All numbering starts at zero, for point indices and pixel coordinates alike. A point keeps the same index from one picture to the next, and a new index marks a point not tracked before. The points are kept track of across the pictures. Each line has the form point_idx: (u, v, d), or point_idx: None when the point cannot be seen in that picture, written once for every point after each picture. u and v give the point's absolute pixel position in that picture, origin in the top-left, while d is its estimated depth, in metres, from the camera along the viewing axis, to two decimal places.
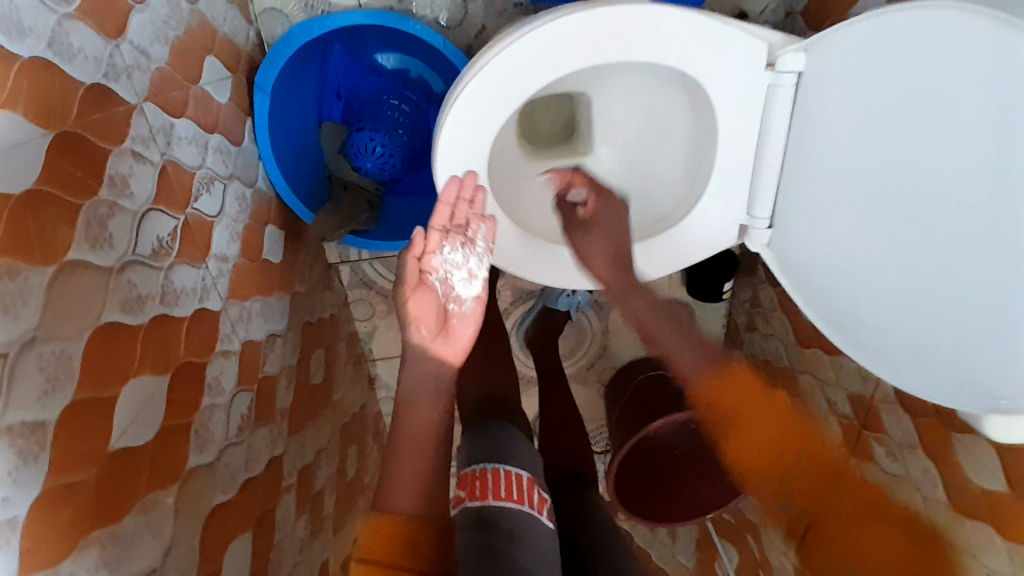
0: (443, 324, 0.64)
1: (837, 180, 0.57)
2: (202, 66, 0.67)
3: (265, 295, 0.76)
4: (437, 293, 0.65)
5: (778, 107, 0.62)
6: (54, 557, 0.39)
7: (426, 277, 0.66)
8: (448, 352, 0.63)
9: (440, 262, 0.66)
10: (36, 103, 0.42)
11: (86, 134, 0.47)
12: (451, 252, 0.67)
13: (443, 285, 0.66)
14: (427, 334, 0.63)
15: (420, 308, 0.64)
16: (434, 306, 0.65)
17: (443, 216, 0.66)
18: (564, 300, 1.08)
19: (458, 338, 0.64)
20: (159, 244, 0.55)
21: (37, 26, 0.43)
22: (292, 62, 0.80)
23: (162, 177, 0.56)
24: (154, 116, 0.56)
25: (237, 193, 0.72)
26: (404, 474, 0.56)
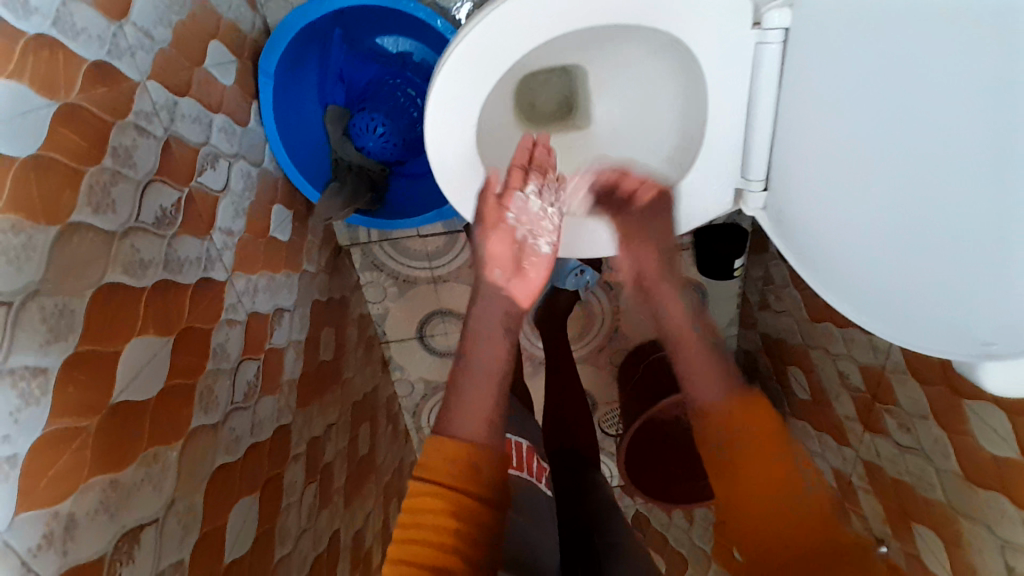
0: (521, 265, 0.65)
1: (826, 138, 0.56)
2: (207, 49, 0.70)
3: (272, 271, 0.79)
4: (514, 230, 0.66)
5: (766, 65, 0.61)
6: (54, 496, 0.42)
7: (505, 215, 0.67)
8: (521, 292, 0.65)
9: (520, 200, 0.67)
10: (40, 74, 0.45)
11: (90, 106, 0.50)
12: (531, 193, 0.69)
13: (522, 223, 0.67)
14: (501, 272, 0.64)
15: (496, 244, 0.65)
16: (511, 242, 0.66)
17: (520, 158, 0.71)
18: (571, 280, 1.06)
19: (533, 280, 0.65)
20: (162, 214, 0.58)
21: (42, 5, 0.46)
22: (295, 45, 0.82)
23: (165, 151, 0.59)
24: (157, 93, 0.59)
25: (242, 172, 0.75)
26: (473, 398, 0.54)
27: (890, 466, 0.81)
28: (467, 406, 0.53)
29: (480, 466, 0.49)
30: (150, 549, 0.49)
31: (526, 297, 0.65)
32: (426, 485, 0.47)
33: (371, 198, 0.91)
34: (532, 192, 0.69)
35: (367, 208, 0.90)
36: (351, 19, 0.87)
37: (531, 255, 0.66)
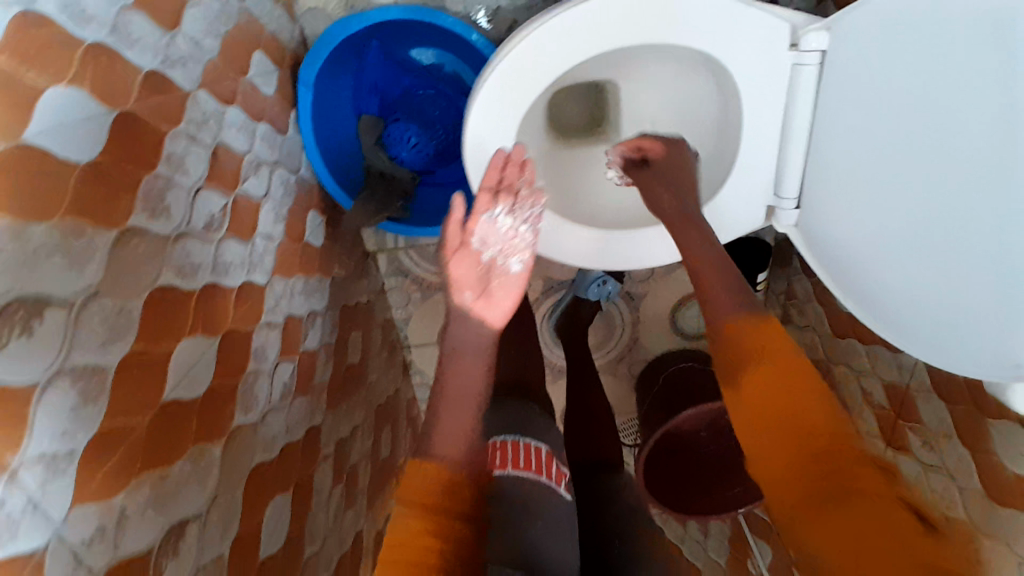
0: (487, 287, 0.61)
1: (849, 157, 0.59)
2: (251, 60, 0.72)
3: (307, 276, 0.81)
4: (480, 256, 0.61)
5: (803, 85, 0.62)
6: (109, 489, 0.43)
7: (468, 237, 0.61)
8: (490, 314, 0.61)
9: (487, 222, 0.62)
10: (100, 84, 0.47)
11: (145, 115, 0.52)
12: (500, 215, 0.63)
13: (489, 247, 0.61)
14: (467, 298, 0.60)
15: (459, 273, 0.61)
16: (476, 270, 0.61)
17: (490, 180, 0.65)
18: (593, 289, 1.09)
19: (500, 301, 0.60)
20: (211, 220, 0.60)
21: (98, 15, 0.48)
22: (332, 56, 0.84)
23: (213, 159, 0.61)
24: (206, 103, 0.61)
25: (281, 179, 0.77)
26: (456, 414, 0.55)
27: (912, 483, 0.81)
28: (448, 427, 0.54)
29: (461, 489, 0.52)
30: (193, 543, 0.51)
31: (498, 317, 0.61)
32: (405, 506, 0.50)
33: (401, 206, 0.93)
34: (501, 212, 0.63)
35: (398, 216, 0.92)
36: (386, 32, 0.90)
37: (500, 275, 0.61)
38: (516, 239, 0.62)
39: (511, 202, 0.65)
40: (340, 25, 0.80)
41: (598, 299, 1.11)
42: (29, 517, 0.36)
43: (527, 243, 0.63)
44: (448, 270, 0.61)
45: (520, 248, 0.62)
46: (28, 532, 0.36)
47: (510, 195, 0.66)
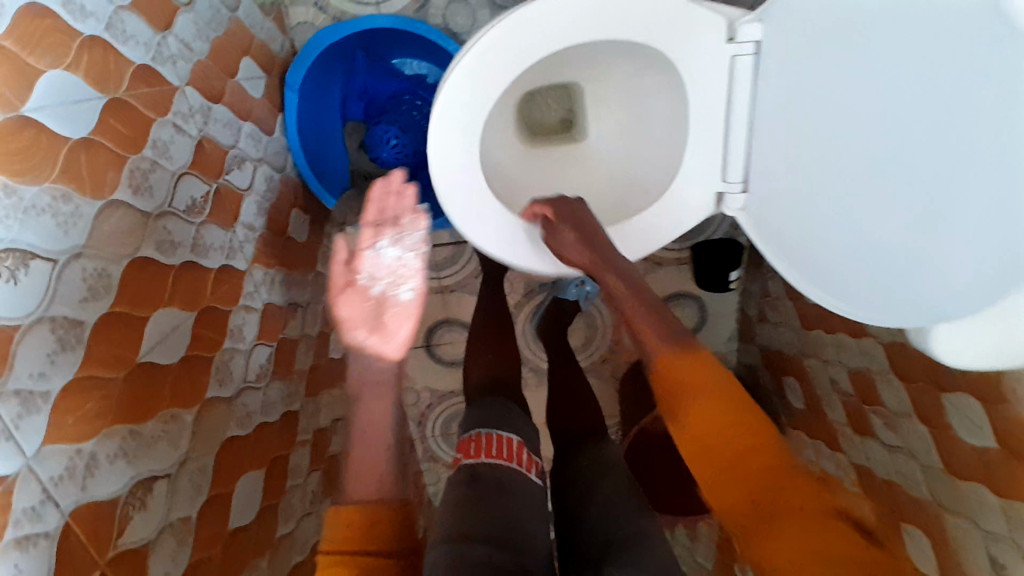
0: (377, 322, 0.67)
1: (784, 137, 0.64)
2: (239, 65, 0.78)
3: (288, 268, 0.85)
4: (366, 292, 0.69)
5: (740, 76, 0.67)
6: (81, 434, 0.46)
7: (354, 278, 0.70)
8: (386, 348, 0.67)
9: (370, 256, 0.74)
10: (93, 71, 0.52)
11: (135, 103, 0.57)
12: (382, 246, 0.76)
13: (373, 284, 0.70)
14: (361, 330, 0.67)
15: (347, 307, 0.68)
16: (362, 307, 0.68)
17: (371, 213, 0.82)
18: (573, 290, 1.12)
19: (394, 334, 0.67)
20: (193, 203, 0.64)
21: (96, 11, 0.53)
22: (317, 64, 0.91)
23: (198, 149, 0.66)
24: (194, 98, 0.67)
25: (265, 176, 0.82)
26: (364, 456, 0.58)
27: (879, 468, 0.82)
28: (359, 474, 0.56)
29: (382, 526, 0.53)
30: (162, 500, 0.54)
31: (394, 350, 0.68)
32: (330, 557, 0.51)
33: None
34: (383, 244, 0.76)
35: None
36: (370, 43, 0.96)
37: (392, 307, 0.69)
38: (400, 270, 0.75)
39: (393, 232, 0.81)
40: (322, 33, 0.86)
41: (578, 299, 1.15)
42: (5, 444, 0.40)
43: (411, 273, 0.76)
44: (338, 306, 0.69)
45: (407, 279, 0.75)
46: (1, 460, 0.40)
47: (393, 226, 0.81)
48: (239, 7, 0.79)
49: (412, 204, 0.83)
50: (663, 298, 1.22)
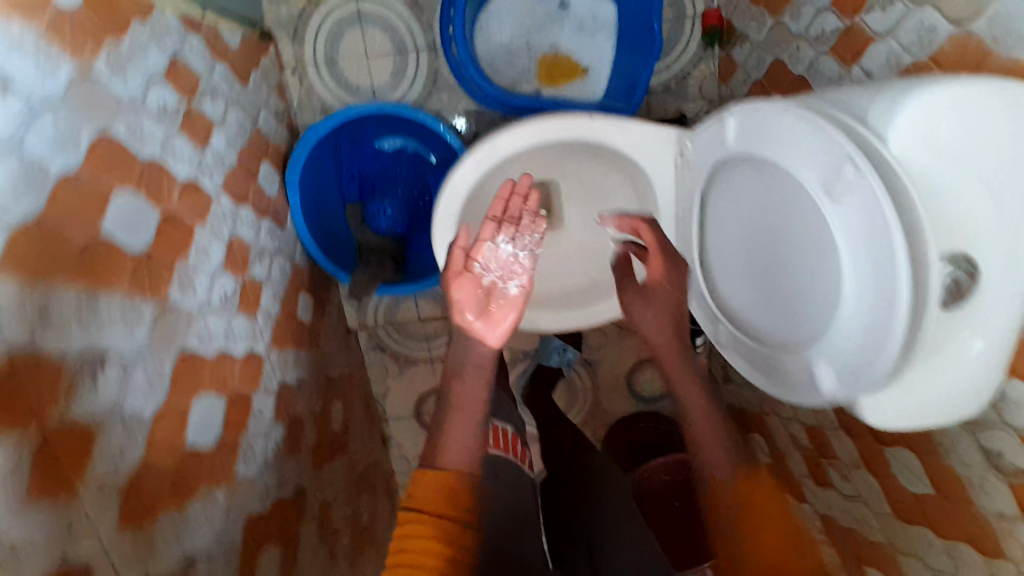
0: (486, 305, 0.74)
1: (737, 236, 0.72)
2: (258, 168, 0.87)
3: (297, 349, 0.91)
4: (478, 281, 0.75)
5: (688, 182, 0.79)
6: (141, 518, 0.51)
7: (470, 263, 0.77)
8: (490, 337, 0.72)
9: (488, 248, 0.79)
10: (153, 189, 0.60)
11: (182, 214, 0.64)
12: (500, 241, 0.81)
13: (485, 274, 0.76)
14: (470, 318, 0.73)
15: (461, 296, 0.74)
16: (475, 295, 0.74)
17: (497, 210, 0.86)
18: (554, 355, 1.23)
19: (499, 323, 0.72)
20: (226, 298, 0.71)
21: (154, 137, 0.61)
22: (312, 158, 0.96)
23: (228, 248, 0.74)
24: (226, 204, 0.75)
25: (279, 266, 0.89)
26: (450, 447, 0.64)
27: (841, 515, 0.91)
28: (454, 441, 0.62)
29: (462, 495, 0.58)
30: None
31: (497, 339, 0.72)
32: (411, 512, 0.55)
33: (394, 268, 1.02)
34: (502, 241, 0.81)
35: (393, 278, 1.01)
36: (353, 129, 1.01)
37: (499, 298, 0.75)
38: (513, 266, 0.79)
39: (510, 231, 0.83)
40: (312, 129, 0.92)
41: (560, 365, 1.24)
42: (86, 533, 0.45)
43: (523, 269, 0.80)
44: (452, 294, 0.74)
45: (516, 274, 0.78)
46: (83, 548, 0.44)
47: (511, 224, 0.85)
48: (258, 117, 0.89)
49: (535, 208, 0.87)
50: (637, 361, 1.32)
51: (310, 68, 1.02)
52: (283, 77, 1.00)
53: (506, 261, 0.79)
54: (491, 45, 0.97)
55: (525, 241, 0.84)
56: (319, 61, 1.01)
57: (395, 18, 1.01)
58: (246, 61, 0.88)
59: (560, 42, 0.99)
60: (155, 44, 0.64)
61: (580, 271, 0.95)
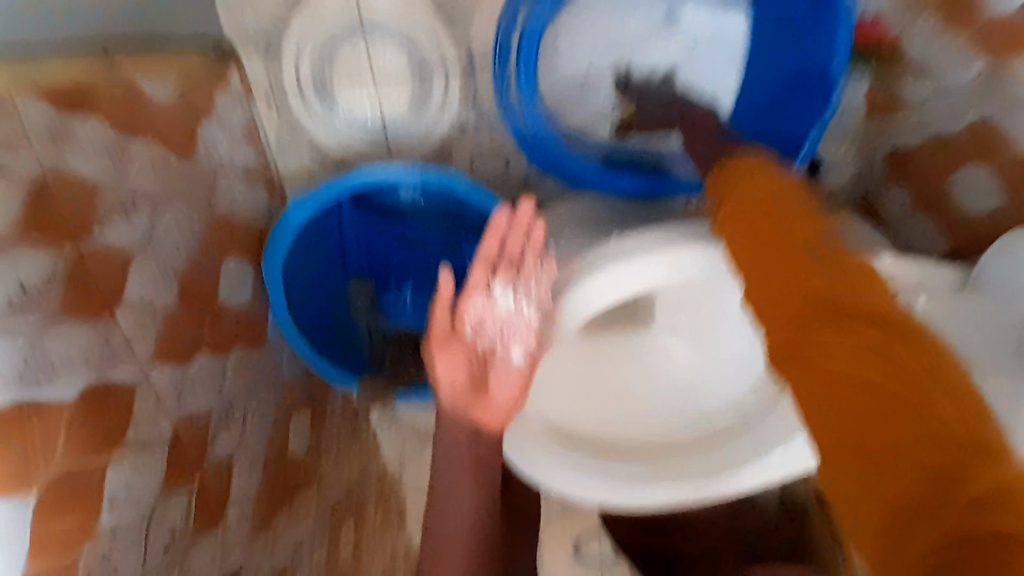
0: (478, 386, 0.54)
1: None
2: (219, 278, 0.60)
3: (290, 506, 0.68)
4: (471, 347, 0.54)
5: None
6: None
7: (458, 323, 0.54)
8: (490, 418, 0.54)
9: (479, 305, 0.54)
10: (14, 469, 0.35)
11: (82, 461, 0.40)
12: (498, 293, 0.55)
13: (478, 335, 0.54)
14: (461, 397, 0.53)
15: (449, 365, 0.53)
16: (467, 361, 0.54)
17: (489, 247, 0.56)
18: None
19: (496, 403, 0.54)
20: (173, 536, 0.48)
21: (3, 366, 0.35)
22: (303, 236, 0.69)
23: (174, 448, 0.49)
24: (165, 379, 0.49)
25: (260, 406, 0.64)
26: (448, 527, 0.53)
27: None
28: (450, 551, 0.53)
29: None
30: None
31: (497, 420, 0.54)
32: None
33: (417, 369, 0.75)
34: (499, 291, 0.55)
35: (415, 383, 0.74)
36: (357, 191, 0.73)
37: (497, 368, 0.54)
38: (515, 325, 0.55)
39: (512, 277, 0.56)
40: (298, 207, 0.64)
41: None
42: None
43: (528, 328, 0.56)
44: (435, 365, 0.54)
45: (523, 332, 0.56)
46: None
47: (512, 269, 0.56)
48: (214, 197, 0.60)
49: (541, 247, 0.57)
50: None
51: (292, 94, 0.71)
52: (254, 107, 0.70)
53: (502, 319, 0.55)
54: (569, 77, 0.71)
55: (536, 291, 0.57)
56: (304, 84, 0.70)
57: (415, 21, 0.68)
58: (194, 111, 0.59)
59: (665, 75, 0.71)
60: (1, 178, 0.36)
61: (668, 407, 0.70)
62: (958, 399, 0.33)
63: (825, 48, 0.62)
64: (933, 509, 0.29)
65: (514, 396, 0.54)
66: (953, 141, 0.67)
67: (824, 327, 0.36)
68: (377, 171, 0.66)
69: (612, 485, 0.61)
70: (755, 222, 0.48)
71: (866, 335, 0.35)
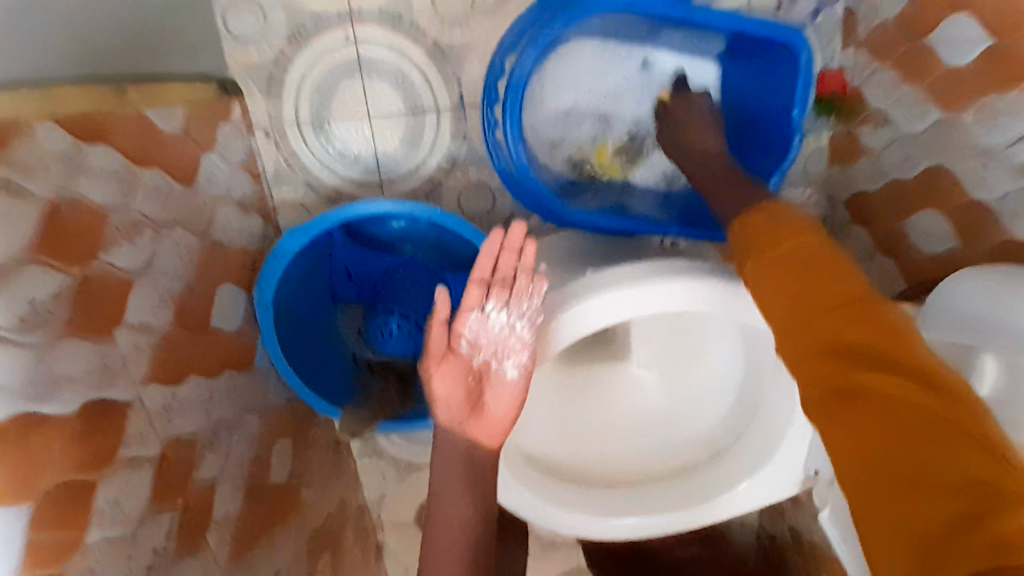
0: (478, 402, 0.57)
1: None
2: (213, 301, 0.61)
3: (271, 531, 0.68)
4: (465, 361, 0.58)
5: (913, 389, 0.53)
6: None
7: (454, 344, 0.58)
8: (483, 434, 0.57)
9: (473, 323, 0.58)
10: (9, 480, 0.36)
11: (72, 477, 0.41)
12: (492, 310, 0.58)
13: (472, 351, 0.58)
14: (456, 413, 0.57)
15: (443, 383, 0.57)
16: (462, 379, 0.58)
17: (482, 268, 0.59)
18: None
19: (492, 416, 0.57)
20: (158, 554, 0.48)
21: (10, 380, 0.36)
22: (295, 264, 0.71)
23: (161, 469, 0.50)
24: (156, 399, 0.50)
25: (246, 429, 0.65)
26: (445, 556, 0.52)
27: None
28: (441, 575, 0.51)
29: None
30: None
31: (492, 437, 0.57)
32: None
33: (400, 398, 0.77)
34: (493, 309, 0.58)
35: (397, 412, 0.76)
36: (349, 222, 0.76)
37: (494, 382, 0.58)
38: (510, 341, 0.58)
39: (505, 297, 0.58)
40: (292, 236, 0.67)
41: None
42: None
43: (523, 343, 0.57)
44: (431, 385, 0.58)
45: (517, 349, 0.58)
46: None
47: (504, 288, 0.59)
48: (211, 224, 0.62)
49: (531, 265, 0.58)
50: None
51: (292, 128, 0.74)
52: (253, 140, 0.73)
53: (497, 334, 0.58)
54: (551, 117, 0.75)
55: (528, 310, 0.58)
56: (302, 120, 0.74)
57: (409, 65, 0.73)
58: (196, 142, 0.61)
59: (629, 117, 0.77)
60: (21, 200, 0.39)
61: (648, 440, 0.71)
62: (946, 391, 0.38)
63: (786, 95, 0.68)
64: (954, 536, 0.31)
65: (508, 417, 0.58)
66: (913, 187, 0.72)
67: (868, 376, 0.39)
68: (373, 205, 0.69)
69: (587, 511, 0.63)
70: (796, 264, 0.48)
71: (915, 393, 0.38)
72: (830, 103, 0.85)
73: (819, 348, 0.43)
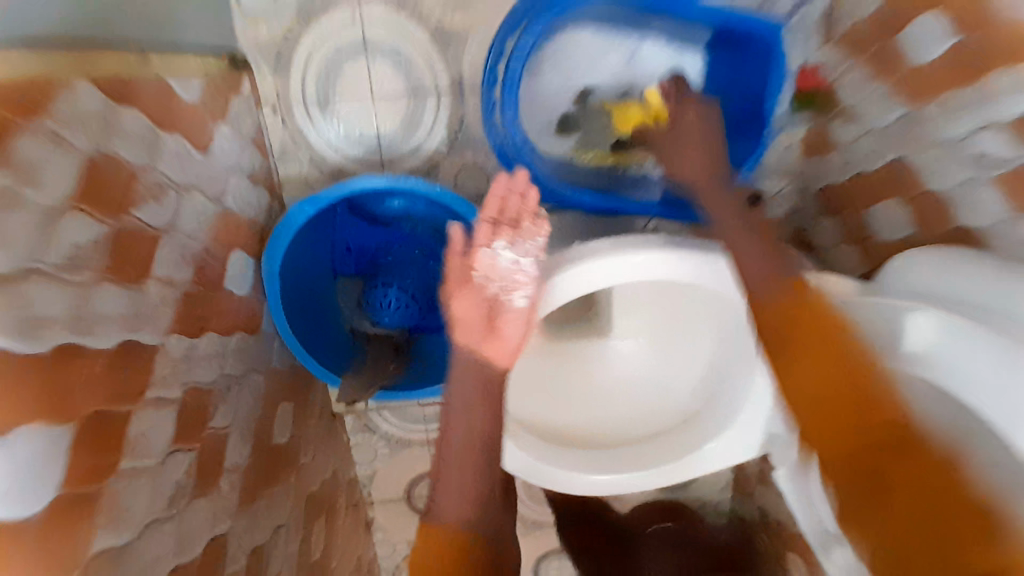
0: (490, 326, 0.60)
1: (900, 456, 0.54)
2: (227, 265, 0.65)
3: (272, 488, 0.72)
4: (482, 292, 0.59)
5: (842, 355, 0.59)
6: None
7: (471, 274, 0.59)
8: (500, 357, 0.60)
9: (488, 258, 0.59)
10: (58, 400, 0.40)
11: (109, 405, 0.45)
12: (502, 248, 0.59)
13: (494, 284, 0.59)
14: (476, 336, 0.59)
15: (463, 309, 0.60)
16: (478, 305, 0.59)
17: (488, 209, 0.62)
18: None
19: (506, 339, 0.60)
20: (177, 489, 0.52)
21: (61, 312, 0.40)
22: (301, 235, 0.75)
23: (182, 413, 0.53)
24: (177, 348, 0.54)
25: (253, 388, 0.69)
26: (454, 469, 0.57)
27: None
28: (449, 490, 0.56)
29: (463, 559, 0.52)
30: None
31: (505, 358, 0.60)
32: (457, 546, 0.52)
33: (396, 368, 0.81)
34: (501, 246, 0.59)
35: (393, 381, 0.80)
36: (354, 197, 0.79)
37: (505, 312, 0.60)
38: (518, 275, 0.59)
39: (512, 235, 0.60)
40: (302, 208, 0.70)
41: None
42: None
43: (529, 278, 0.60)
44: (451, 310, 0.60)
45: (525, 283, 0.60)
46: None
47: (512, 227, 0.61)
48: (224, 193, 0.66)
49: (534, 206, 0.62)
50: None
51: (298, 107, 0.78)
52: (261, 117, 0.77)
53: (512, 266, 0.60)
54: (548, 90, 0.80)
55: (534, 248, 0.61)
56: (309, 99, 0.78)
57: (412, 49, 0.77)
58: (211, 114, 0.65)
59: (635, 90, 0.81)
60: (66, 152, 0.42)
61: (626, 407, 0.77)
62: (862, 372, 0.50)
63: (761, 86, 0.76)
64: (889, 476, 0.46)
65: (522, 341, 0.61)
66: (874, 178, 0.78)
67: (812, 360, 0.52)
68: (372, 181, 0.73)
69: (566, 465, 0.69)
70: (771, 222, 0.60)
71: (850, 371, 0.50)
72: (811, 98, 0.88)
73: (783, 339, 0.55)
